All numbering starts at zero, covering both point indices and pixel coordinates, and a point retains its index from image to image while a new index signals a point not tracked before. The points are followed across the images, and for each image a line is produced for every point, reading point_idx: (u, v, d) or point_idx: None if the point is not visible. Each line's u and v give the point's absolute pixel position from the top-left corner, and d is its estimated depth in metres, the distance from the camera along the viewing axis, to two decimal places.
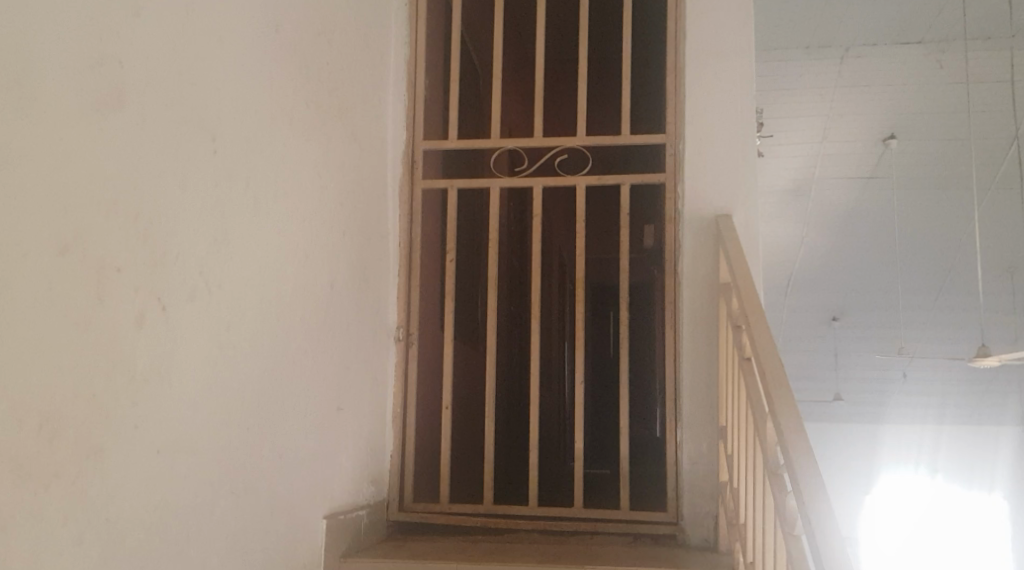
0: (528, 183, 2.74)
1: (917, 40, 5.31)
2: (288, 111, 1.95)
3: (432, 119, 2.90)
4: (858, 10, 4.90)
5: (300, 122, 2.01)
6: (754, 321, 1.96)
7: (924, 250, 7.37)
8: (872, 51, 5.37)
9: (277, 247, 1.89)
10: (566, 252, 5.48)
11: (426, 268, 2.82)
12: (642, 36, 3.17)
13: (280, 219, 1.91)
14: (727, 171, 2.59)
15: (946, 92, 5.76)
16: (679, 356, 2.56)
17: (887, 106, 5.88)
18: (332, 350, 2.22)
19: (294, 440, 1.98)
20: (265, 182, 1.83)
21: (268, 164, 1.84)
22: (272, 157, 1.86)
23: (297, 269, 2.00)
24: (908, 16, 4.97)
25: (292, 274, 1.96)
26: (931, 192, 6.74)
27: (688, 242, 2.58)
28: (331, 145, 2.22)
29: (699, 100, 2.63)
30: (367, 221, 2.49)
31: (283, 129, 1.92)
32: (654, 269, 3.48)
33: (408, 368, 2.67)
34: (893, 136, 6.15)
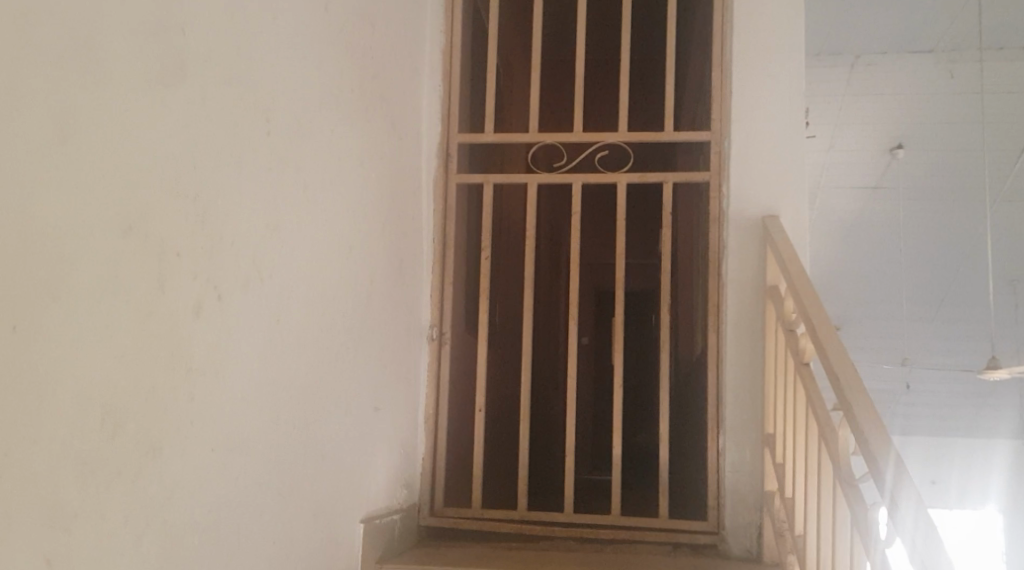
0: (567, 179, 2.66)
1: (928, 49, 5.21)
2: (336, 95, 1.86)
3: (467, 111, 2.82)
4: (871, 17, 4.80)
5: (347, 108, 1.93)
6: (815, 324, 1.89)
7: (928, 261, 7.33)
8: (883, 59, 5.30)
9: (324, 239, 1.81)
10: (587, 254, 5.40)
11: (459, 265, 2.73)
12: (686, 31, 3.10)
13: (327, 209, 1.82)
14: (774, 169, 2.51)
15: (959, 102, 5.69)
16: (723, 361, 2.48)
17: (898, 115, 5.83)
18: (371, 349, 2.13)
19: (336, 442, 1.89)
20: (313, 170, 1.74)
21: (316, 150, 1.75)
22: (319, 143, 1.77)
23: (340, 261, 1.91)
24: (922, 23, 4.88)
25: (336, 268, 1.88)
26: (937, 204, 6.69)
27: (733, 243, 2.51)
28: (374, 134, 2.14)
29: (746, 97, 2.56)
30: (405, 216, 2.40)
31: (332, 116, 1.84)
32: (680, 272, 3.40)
33: (440, 369, 2.59)
34: (901, 146, 6.10)
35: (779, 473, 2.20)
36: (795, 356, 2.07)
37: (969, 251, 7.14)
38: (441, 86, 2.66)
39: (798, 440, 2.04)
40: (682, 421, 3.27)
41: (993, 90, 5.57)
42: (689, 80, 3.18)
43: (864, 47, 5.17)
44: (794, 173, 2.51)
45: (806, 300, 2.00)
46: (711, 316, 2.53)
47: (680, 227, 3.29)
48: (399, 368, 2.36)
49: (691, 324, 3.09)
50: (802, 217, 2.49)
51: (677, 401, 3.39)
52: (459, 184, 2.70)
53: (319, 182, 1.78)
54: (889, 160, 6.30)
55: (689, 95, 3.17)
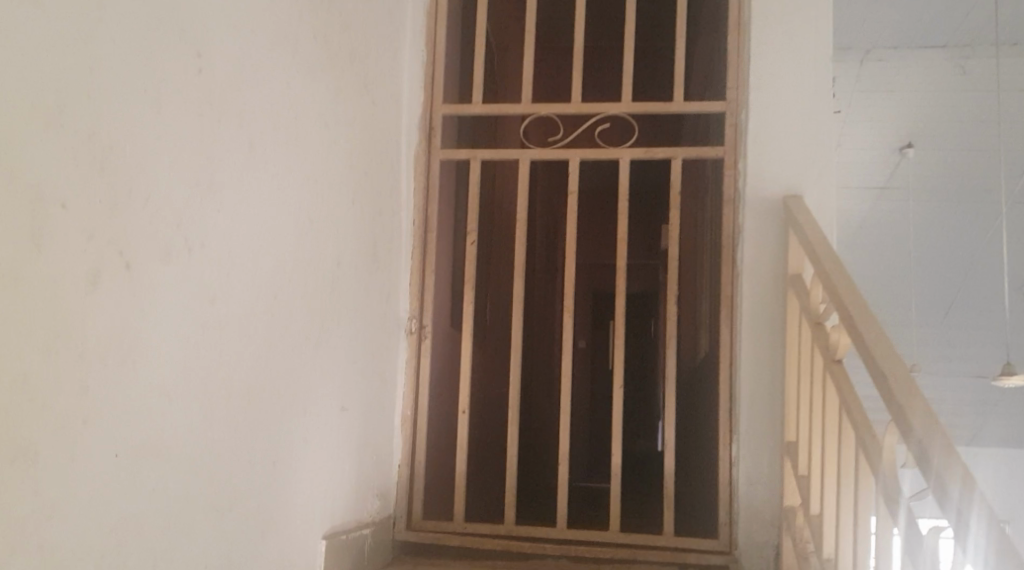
0: (564, 154, 2.38)
1: (941, 45, 4.88)
2: (299, 36, 1.58)
3: (454, 80, 2.55)
4: (884, 8, 4.50)
5: (312, 54, 1.65)
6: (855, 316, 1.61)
7: (939, 266, 7.06)
8: (893, 55, 4.99)
9: (278, 208, 1.54)
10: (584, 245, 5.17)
11: (443, 251, 2.46)
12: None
13: (283, 171, 1.54)
14: (797, 144, 2.25)
15: (972, 101, 5.35)
16: (737, 358, 2.21)
17: (908, 114, 5.52)
18: (337, 339, 1.87)
19: (292, 447, 1.62)
20: (267, 121, 1.47)
21: (271, 97, 1.47)
22: (275, 91, 1.49)
23: (297, 234, 1.63)
24: (936, 15, 4.56)
25: (293, 242, 1.61)
26: (949, 207, 6.41)
27: (750, 226, 2.23)
28: (346, 90, 1.86)
29: (766, 64, 2.29)
30: (380, 192, 2.13)
31: (294, 60, 1.57)
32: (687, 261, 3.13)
33: (420, 365, 2.32)
34: (910, 145, 5.82)
35: (804, 488, 1.92)
36: (827, 353, 1.80)
37: (983, 255, 6.86)
38: (425, 49, 2.39)
39: (831, 450, 1.76)
40: (690, 427, 2.99)
41: (1009, 89, 5.23)
42: (701, 53, 2.90)
43: (872, 41, 4.86)
44: (820, 148, 2.24)
45: (840, 287, 1.72)
46: (725, 309, 2.26)
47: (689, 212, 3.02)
48: (371, 362, 2.09)
49: (703, 319, 2.82)
50: (829, 198, 2.22)
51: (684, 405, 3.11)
52: (444, 160, 2.42)
53: (275, 138, 1.50)
54: (897, 160, 6.02)
55: (702, 69, 2.89)
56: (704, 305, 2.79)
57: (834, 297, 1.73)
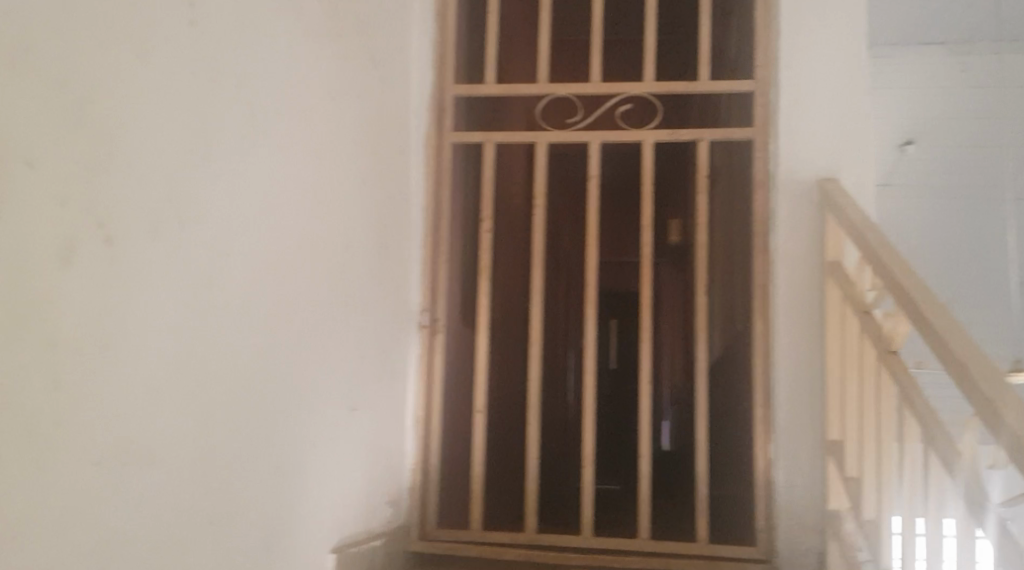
0: (582, 136, 2.23)
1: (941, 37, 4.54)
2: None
3: (465, 60, 2.40)
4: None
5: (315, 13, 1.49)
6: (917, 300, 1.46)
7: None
8: (892, 49, 4.63)
9: (282, 185, 1.39)
10: None
11: (456, 241, 2.31)
12: None
13: (285, 144, 1.39)
14: (833, 123, 2.09)
15: None
16: (772, 351, 2.06)
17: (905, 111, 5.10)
18: (346, 331, 1.71)
19: (297, 450, 1.47)
20: (268, 85, 1.32)
21: (271, 60, 1.33)
22: (276, 54, 1.34)
23: (300, 216, 1.47)
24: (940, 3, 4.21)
25: (297, 223, 1.45)
26: None
27: (784, 209, 2.09)
28: (350, 61, 1.71)
29: (799, 38, 2.14)
30: (388, 178, 1.98)
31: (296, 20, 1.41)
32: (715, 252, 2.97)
33: (433, 363, 2.16)
34: None
35: (851, 490, 1.78)
36: (879, 343, 1.65)
37: None
38: (434, 27, 2.26)
39: (887, 448, 1.61)
40: (722, 426, 2.83)
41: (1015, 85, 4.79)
42: (727, 31, 2.75)
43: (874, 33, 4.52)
44: (860, 125, 2.09)
45: (894, 270, 1.57)
46: (758, 298, 2.11)
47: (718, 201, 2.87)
48: (382, 359, 1.93)
49: (735, 313, 2.66)
50: (868, 180, 2.07)
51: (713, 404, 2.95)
52: (455, 144, 2.27)
53: (276, 106, 1.35)
54: None
55: (730, 48, 2.74)
56: (737, 298, 2.64)
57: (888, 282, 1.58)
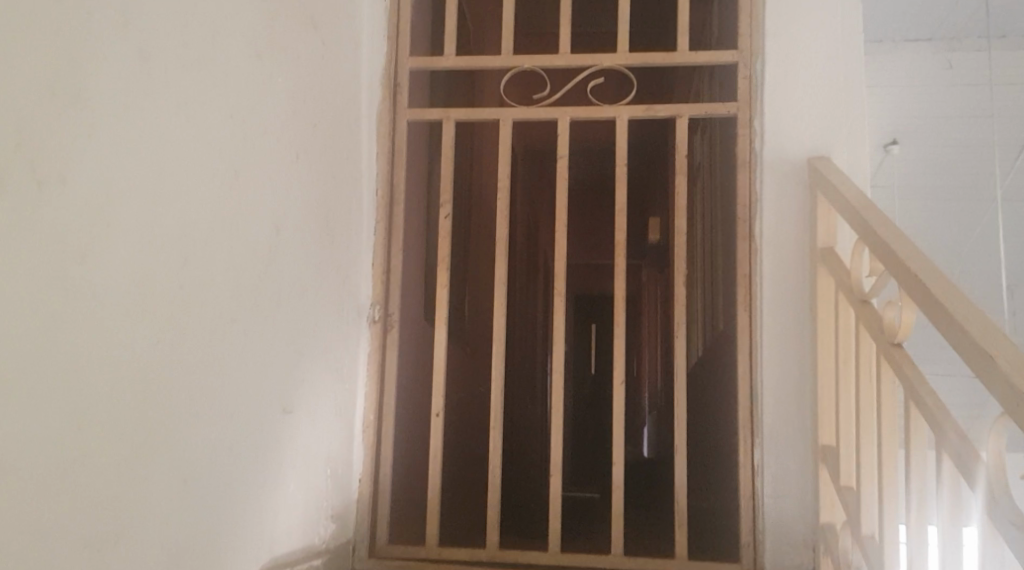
0: (549, 114, 2.04)
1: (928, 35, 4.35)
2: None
3: (422, 34, 2.21)
4: None
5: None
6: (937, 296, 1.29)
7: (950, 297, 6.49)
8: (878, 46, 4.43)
9: (185, 149, 1.19)
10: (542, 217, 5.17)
11: (412, 229, 2.11)
12: None
13: (189, 101, 1.20)
14: (823, 98, 1.91)
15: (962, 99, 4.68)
16: (757, 347, 1.88)
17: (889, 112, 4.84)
18: (280, 322, 1.52)
19: (209, 454, 1.27)
20: (160, 25, 1.14)
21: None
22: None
23: (211, 187, 1.27)
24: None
25: (209, 196, 1.26)
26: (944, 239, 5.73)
27: (770, 193, 1.90)
28: (281, 21, 1.51)
29: (785, 6, 1.96)
30: (332, 154, 1.79)
31: None
32: (703, 246, 2.77)
33: (386, 361, 1.96)
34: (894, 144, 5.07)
35: (848, 500, 1.59)
36: (879, 336, 1.47)
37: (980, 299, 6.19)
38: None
39: (889, 454, 1.43)
40: (705, 431, 2.64)
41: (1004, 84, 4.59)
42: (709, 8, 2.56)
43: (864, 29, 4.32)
44: (852, 99, 1.90)
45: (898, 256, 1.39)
46: (741, 290, 1.93)
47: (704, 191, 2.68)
48: (325, 354, 1.74)
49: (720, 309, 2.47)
50: (863, 160, 1.89)
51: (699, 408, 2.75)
52: (410, 123, 2.08)
53: (174, 56, 1.17)
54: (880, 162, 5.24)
55: (712, 25, 2.56)
56: (721, 293, 2.45)
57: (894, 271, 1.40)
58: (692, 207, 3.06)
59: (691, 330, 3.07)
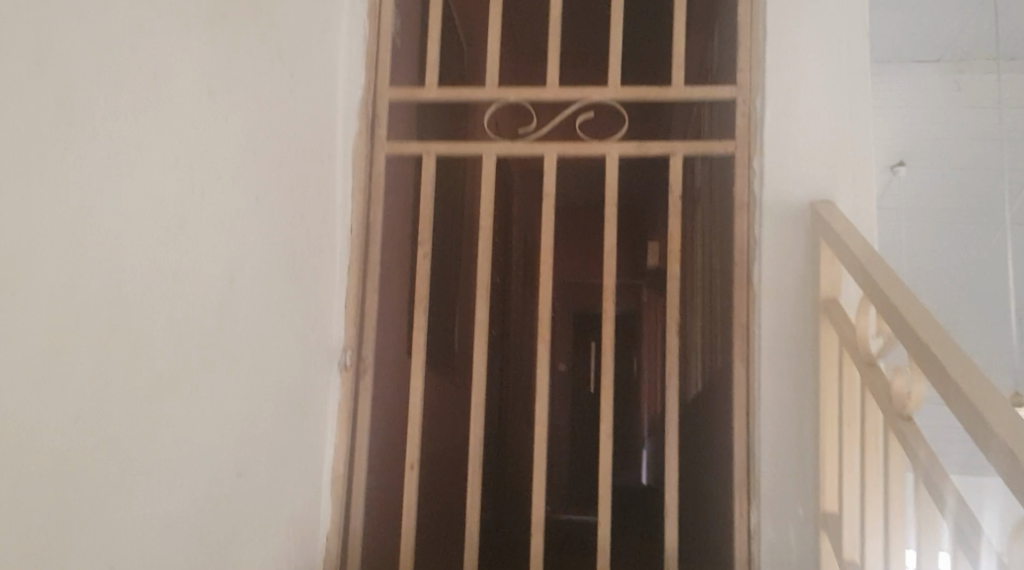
0: (537, 148, 1.93)
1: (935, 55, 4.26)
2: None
3: (403, 63, 2.10)
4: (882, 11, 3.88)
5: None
6: (953, 373, 1.18)
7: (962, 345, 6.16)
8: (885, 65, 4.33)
9: (112, 203, 1.08)
10: (531, 239, 5.07)
11: (389, 269, 1.99)
12: None
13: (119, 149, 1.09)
14: (828, 138, 1.79)
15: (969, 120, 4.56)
16: (755, 403, 1.75)
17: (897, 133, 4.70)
18: (235, 381, 1.40)
19: (144, 534, 1.16)
20: (82, 66, 1.03)
21: (85, 34, 1.03)
22: (96, 26, 1.05)
23: (152, 241, 1.16)
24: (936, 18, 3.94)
25: (144, 250, 1.15)
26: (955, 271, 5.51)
27: (770, 237, 1.78)
28: (240, 56, 1.40)
29: (786, 39, 1.84)
30: (301, 193, 1.67)
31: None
32: (703, 282, 2.65)
33: (359, 410, 1.84)
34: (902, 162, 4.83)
35: None
36: (887, 405, 1.35)
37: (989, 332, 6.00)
38: (367, 21, 1.97)
39: (897, 536, 1.31)
40: (702, 478, 2.51)
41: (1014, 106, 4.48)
42: (710, 36, 2.45)
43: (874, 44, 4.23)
44: (859, 139, 1.78)
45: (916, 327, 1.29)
46: (738, 340, 1.80)
47: (705, 227, 2.55)
48: (291, 409, 1.62)
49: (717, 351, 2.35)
50: (869, 204, 1.77)
51: (697, 454, 2.61)
52: (390, 156, 1.97)
53: (100, 99, 1.06)
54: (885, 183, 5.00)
55: (713, 52, 2.44)
56: (719, 334, 2.32)
57: (907, 340, 1.29)
58: (692, 239, 2.94)
59: (688, 366, 2.95)
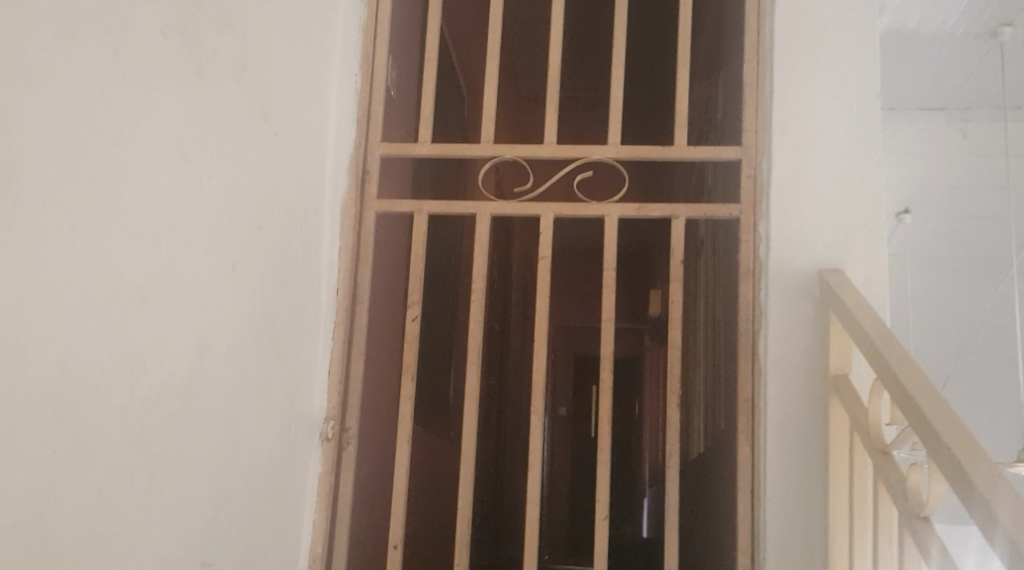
0: (533, 208, 1.85)
1: (940, 108, 4.21)
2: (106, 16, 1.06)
3: (397, 115, 2.03)
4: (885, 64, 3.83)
5: (143, 45, 1.13)
6: (974, 475, 1.09)
7: (970, 398, 6.04)
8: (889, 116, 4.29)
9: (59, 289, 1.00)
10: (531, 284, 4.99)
11: (377, 331, 1.90)
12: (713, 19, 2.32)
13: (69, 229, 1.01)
14: (837, 204, 1.71)
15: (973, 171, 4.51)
16: (760, 484, 1.65)
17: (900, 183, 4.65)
18: (200, 464, 1.31)
19: None
20: (34, 141, 0.95)
21: (36, 104, 0.95)
22: (48, 95, 0.97)
23: (107, 322, 1.08)
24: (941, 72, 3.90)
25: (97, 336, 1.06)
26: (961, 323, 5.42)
27: (776, 308, 1.69)
28: (218, 116, 1.33)
29: (795, 100, 1.76)
30: (283, 256, 1.59)
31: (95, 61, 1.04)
32: (707, 340, 2.55)
33: (340, 484, 1.74)
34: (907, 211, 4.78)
35: None
36: (902, 501, 1.26)
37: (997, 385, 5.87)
38: (359, 74, 1.90)
39: None
40: (705, 546, 2.39)
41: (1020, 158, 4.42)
42: (716, 89, 2.38)
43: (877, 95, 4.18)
44: (870, 205, 1.70)
45: (931, 417, 1.20)
46: (742, 415, 1.71)
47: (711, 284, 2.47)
48: (263, 486, 1.52)
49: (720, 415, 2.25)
50: (881, 274, 1.68)
51: (700, 521, 2.50)
52: (380, 214, 1.89)
53: (50, 174, 0.98)
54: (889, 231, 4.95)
55: (719, 105, 2.37)
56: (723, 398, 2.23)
57: (923, 433, 1.20)
58: (695, 294, 2.85)
59: (690, 424, 2.85)
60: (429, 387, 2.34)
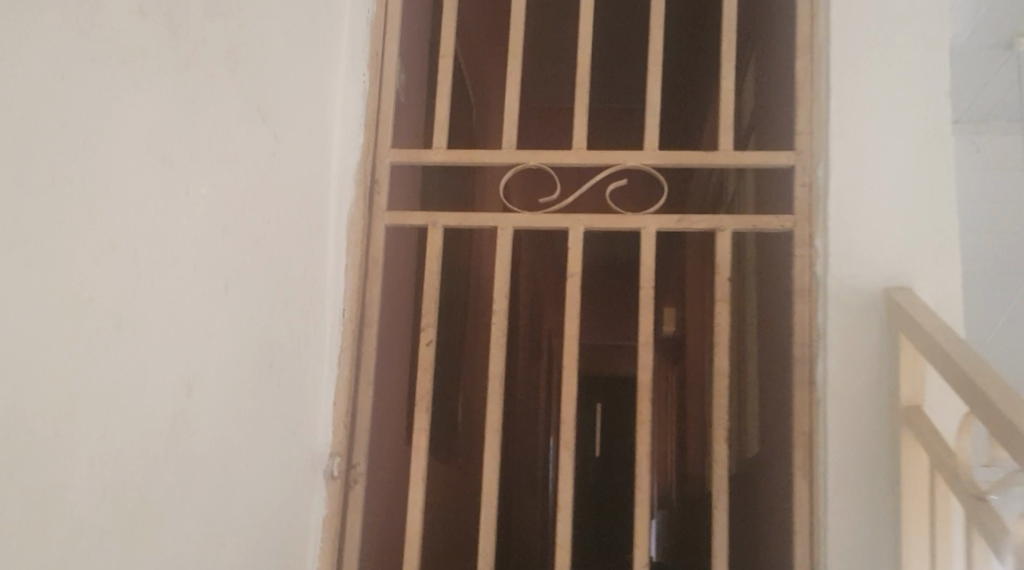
0: (560, 220, 1.67)
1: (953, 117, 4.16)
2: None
3: (407, 118, 1.86)
4: None
5: (122, 26, 0.96)
6: None
7: None
8: None
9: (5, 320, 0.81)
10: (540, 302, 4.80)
11: (387, 356, 1.72)
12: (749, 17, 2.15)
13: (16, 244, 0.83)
14: (902, 215, 1.53)
15: None
16: (823, 530, 1.46)
17: None
18: (187, 515, 1.12)
19: None
20: None
21: None
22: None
23: (73, 357, 0.90)
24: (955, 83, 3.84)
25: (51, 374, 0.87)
26: None
27: (835, 331, 1.51)
28: (207, 110, 1.15)
29: (851, 100, 1.59)
30: (282, 274, 1.41)
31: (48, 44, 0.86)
32: (741, 359, 2.37)
33: (348, 529, 1.55)
34: None
35: None
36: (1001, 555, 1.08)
37: None
38: (368, 72, 1.72)
39: None
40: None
41: None
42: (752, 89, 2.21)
43: None
44: (937, 217, 1.52)
45: None
46: (799, 452, 1.52)
47: (746, 299, 2.29)
48: (261, 534, 1.33)
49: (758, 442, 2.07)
50: (953, 292, 1.49)
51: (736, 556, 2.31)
52: (390, 226, 1.71)
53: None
54: None
55: (759, 108, 2.19)
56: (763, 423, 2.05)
57: None
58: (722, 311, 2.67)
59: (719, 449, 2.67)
60: (441, 412, 2.15)
